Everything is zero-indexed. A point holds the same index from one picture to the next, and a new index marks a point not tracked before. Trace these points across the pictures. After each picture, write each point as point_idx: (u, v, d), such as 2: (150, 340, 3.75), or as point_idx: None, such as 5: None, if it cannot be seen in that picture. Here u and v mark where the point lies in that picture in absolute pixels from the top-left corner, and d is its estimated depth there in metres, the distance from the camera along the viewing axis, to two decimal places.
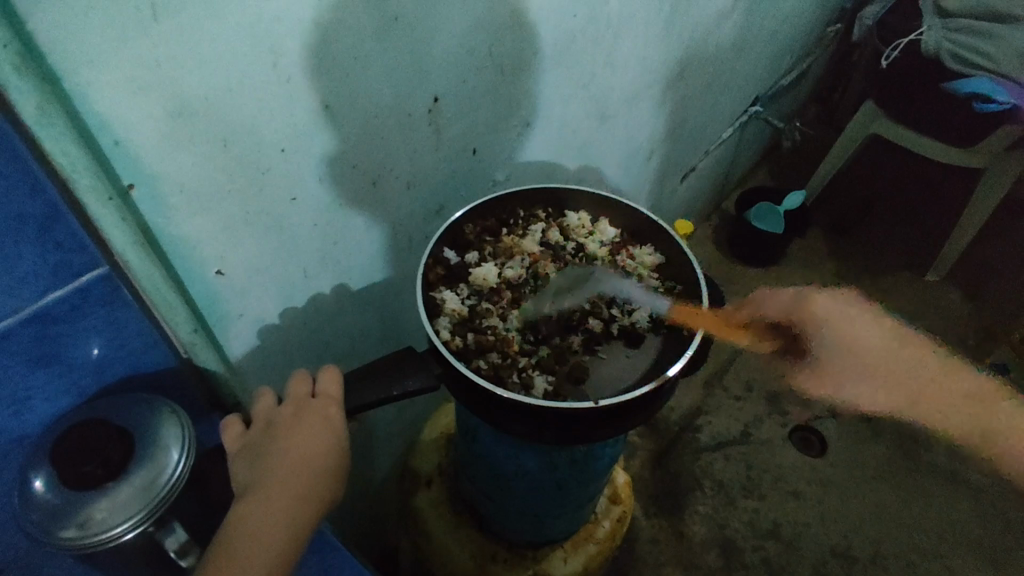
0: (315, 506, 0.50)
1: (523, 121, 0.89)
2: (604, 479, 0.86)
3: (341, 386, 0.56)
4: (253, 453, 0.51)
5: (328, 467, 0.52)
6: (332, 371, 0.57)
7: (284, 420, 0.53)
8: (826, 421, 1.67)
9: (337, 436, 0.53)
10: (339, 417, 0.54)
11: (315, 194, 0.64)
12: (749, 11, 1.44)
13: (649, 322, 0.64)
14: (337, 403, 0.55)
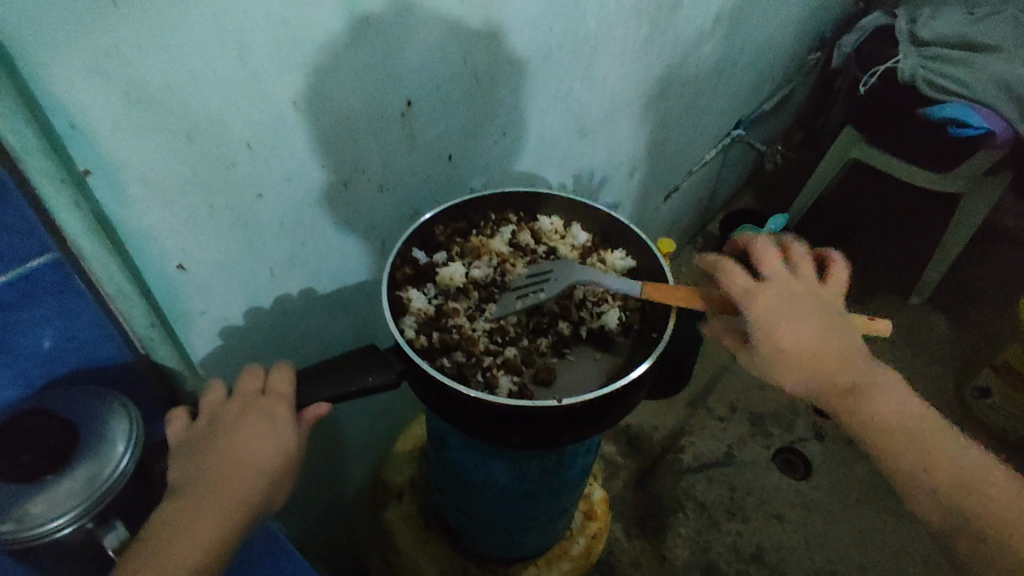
0: (250, 509, 0.47)
1: (500, 130, 0.90)
2: (578, 491, 0.85)
3: (292, 384, 0.55)
4: (197, 451, 0.49)
5: (270, 468, 0.50)
6: (285, 369, 0.55)
7: (234, 417, 0.52)
8: (809, 442, 1.66)
9: (285, 437, 0.51)
10: (289, 416, 0.52)
11: (283, 193, 0.64)
12: (729, 35, 1.47)
13: (618, 325, 0.63)
14: (286, 401, 0.53)
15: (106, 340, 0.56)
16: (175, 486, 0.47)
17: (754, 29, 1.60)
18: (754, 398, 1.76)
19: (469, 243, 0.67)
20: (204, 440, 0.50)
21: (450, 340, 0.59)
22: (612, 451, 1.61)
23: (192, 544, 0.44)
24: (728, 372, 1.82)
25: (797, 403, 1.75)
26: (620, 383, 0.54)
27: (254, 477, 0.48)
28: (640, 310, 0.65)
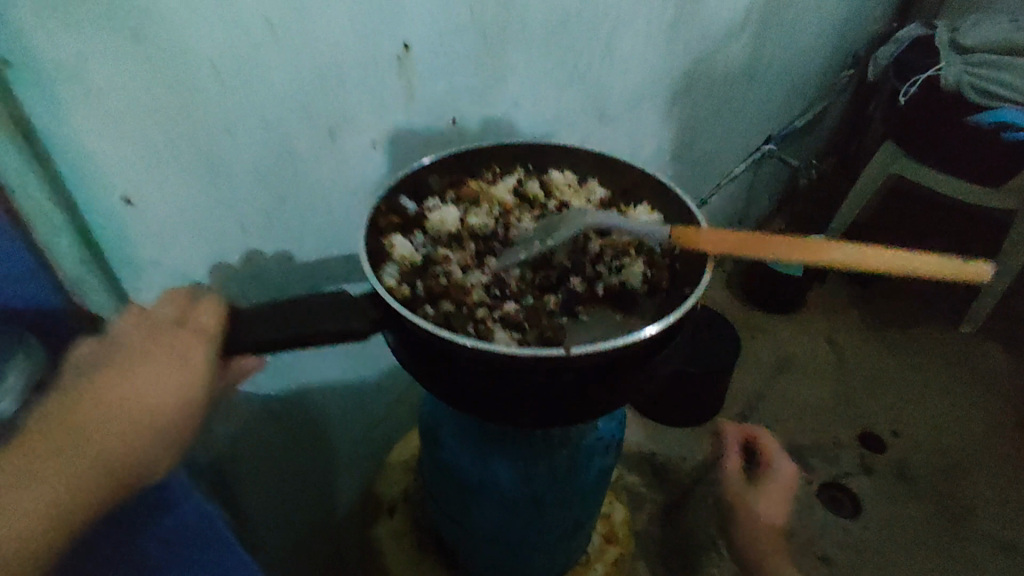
0: (114, 468, 0.38)
1: (511, 101, 0.81)
2: (595, 505, 0.73)
3: (220, 320, 0.43)
4: (87, 390, 0.38)
5: (159, 418, 0.39)
6: (216, 300, 0.44)
7: (131, 345, 0.40)
8: (855, 478, 1.49)
9: (193, 382, 0.40)
10: (205, 358, 0.41)
11: (260, 136, 0.55)
12: (761, 35, 1.39)
13: (643, 283, 0.53)
14: (203, 340, 0.41)
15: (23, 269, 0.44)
16: (63, 428, 0.37)
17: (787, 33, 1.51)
18: (794, 428, 1.59)
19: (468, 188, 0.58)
20: (87, 374, 0.39)
21: (439, 289, 0.50)
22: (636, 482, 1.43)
23: (21, 508, 0.35)
24: (765, 400, 1.65)
25: (840, 435, 1.58)
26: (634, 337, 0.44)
27: (128, 425, 0.38)
28: (668, 267, 0.55)
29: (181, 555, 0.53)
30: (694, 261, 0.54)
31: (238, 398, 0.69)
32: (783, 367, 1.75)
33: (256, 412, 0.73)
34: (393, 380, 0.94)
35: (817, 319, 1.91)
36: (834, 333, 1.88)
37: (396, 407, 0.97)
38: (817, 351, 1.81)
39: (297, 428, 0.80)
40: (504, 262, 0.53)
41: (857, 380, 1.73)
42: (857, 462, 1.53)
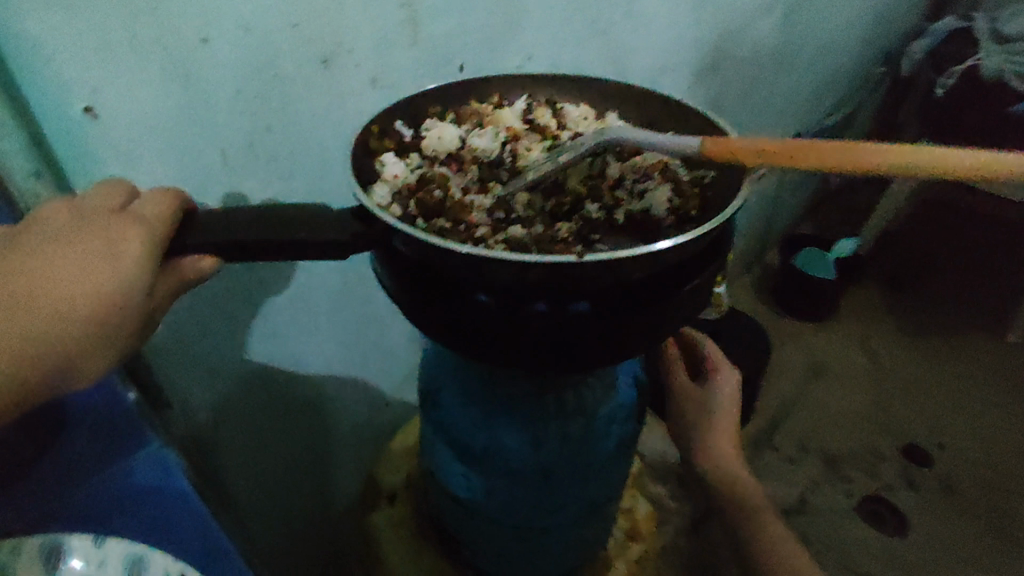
0: (16, 379, 0.28)
1: (525, 53, 0.74)
2: (613, 485, 0.66)
3: (174, 215, 0.35)
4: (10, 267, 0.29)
5: (78, 321, 0.30)
6: (170, 193, 0.35)
7: (58, 228, 0.32)
8: (900, 491, 1.32)
9: (127, 279, 0.31)
10: (148, 253, 0.32)
11: (242, 46, 0.49)
12: (789, 16, 1.33)
13: (669, 210, 0.46)
14: (147, 231, 0.33)
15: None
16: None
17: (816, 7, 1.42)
18: (827, 437, 1.41)
19: (473, 108, 0.53)
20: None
21: (432, 209, 0.44)
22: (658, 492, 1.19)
23: None
24: (797, 407, 1.48)
25: (879, 444, 1.41)
26: (653, 246, 0.38)
27: (35, 325, 0.29)
28: (698, 196, 0.48)
29: (125, 508, 0.39)
30: (730, 189, 0.47)
31: (225, 361, 0.63)
32: (816, 373, 1.56)
33: (244, 381, 0.66)
34: (398, 361, 0.87)
35: (853, 322, 1.72)
36: (868, 336, 1.68)
37: (401, 392, 0.91)
38: (850, 355, 1.62)
39: (291, 403, 0.74)
40: (510, 187, 0.47)
41: (893, 392, 1.53)
42: (901, 473, 1.36)
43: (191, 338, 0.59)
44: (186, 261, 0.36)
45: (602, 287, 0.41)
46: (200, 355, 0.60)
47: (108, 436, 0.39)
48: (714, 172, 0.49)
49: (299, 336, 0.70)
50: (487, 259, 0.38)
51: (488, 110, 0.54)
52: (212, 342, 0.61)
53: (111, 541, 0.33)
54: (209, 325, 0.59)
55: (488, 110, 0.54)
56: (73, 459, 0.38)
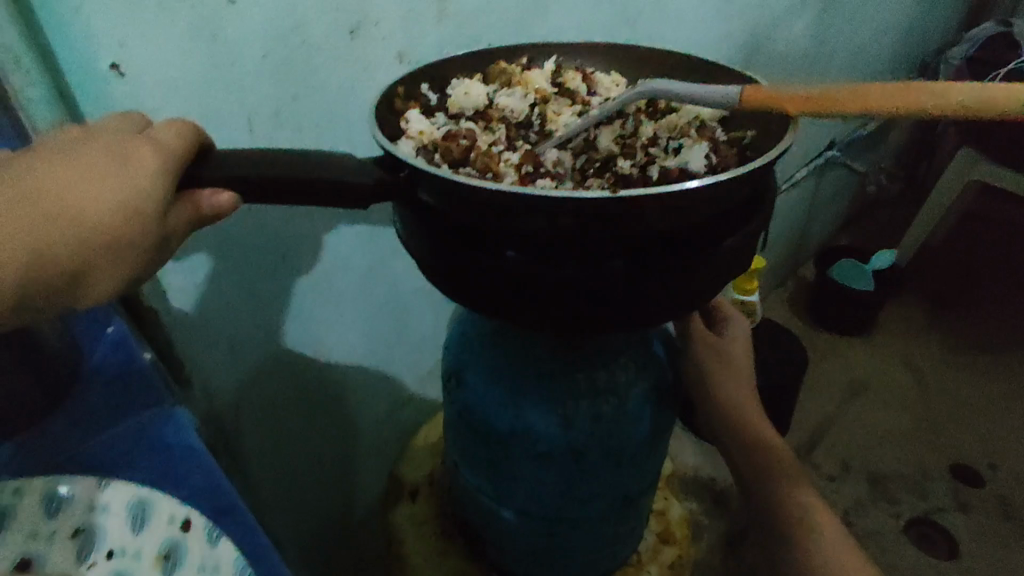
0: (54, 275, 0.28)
1: (555, 36, 0.71)
2: (646, 476, 0.63)
3: (190, 145, 0.34)
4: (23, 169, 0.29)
5: (86, 224, 0.29)
6: (189, 127, 0.35)
7: (70, 144, 0.31)
8: (952, 514, 1.23)
9: (138, 191, 0.30)
10: (160, 171, 0.32)
11: (269, 8, 0.49)
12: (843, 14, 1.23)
13: (706, 165, 0.44)
14: (160, 151, 0.32)
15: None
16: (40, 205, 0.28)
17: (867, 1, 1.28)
18: (872, 455, 1.33)
19: (502, 68, 0.53)
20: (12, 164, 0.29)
21: (457, 158, 0.44)
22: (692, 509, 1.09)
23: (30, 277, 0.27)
24: (839, 423, 1.40)
25: (927, 464, 1.32)
26: (689, 185, 0.34)
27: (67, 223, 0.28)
28: (737, 154, 0.46)
29: (132, 460, 0.35)
30: (771, 145, 0.44)
31: (247, 342, 0.62)
32: (857, 389, 1.48)
33: (266, 365, 0.65)
34: (423, 355, 0.84)
35: (894, 336, 1.63)
36: (912, 352, 1.58)
37: (425, 388, 0.88)
38: (892, 370, 1.53)
39: (313, 393, 0.72)
40: (539, 147, 0.46)
41: (942, 406, 1.44)
42: (953, 494, 1.26)
43: (216, 320, 0.58)
44: (202, 194, 0.34)
45: (641, 236, 0.37)
46: (222, 335, 0.59)
47: (117, 390, 0.38)
48: (755, 130, 0.47)
49: (322, 321, 0.68)
50: (510, 201, 0.35)
51: (516, 73, 0.54)
52: (232, 323, 0.59)
53: (117, 485, 0.30)
54: (229, 302, 0.58)
55: (517, 71, 0.53)
56: (83, 412, 0.37)
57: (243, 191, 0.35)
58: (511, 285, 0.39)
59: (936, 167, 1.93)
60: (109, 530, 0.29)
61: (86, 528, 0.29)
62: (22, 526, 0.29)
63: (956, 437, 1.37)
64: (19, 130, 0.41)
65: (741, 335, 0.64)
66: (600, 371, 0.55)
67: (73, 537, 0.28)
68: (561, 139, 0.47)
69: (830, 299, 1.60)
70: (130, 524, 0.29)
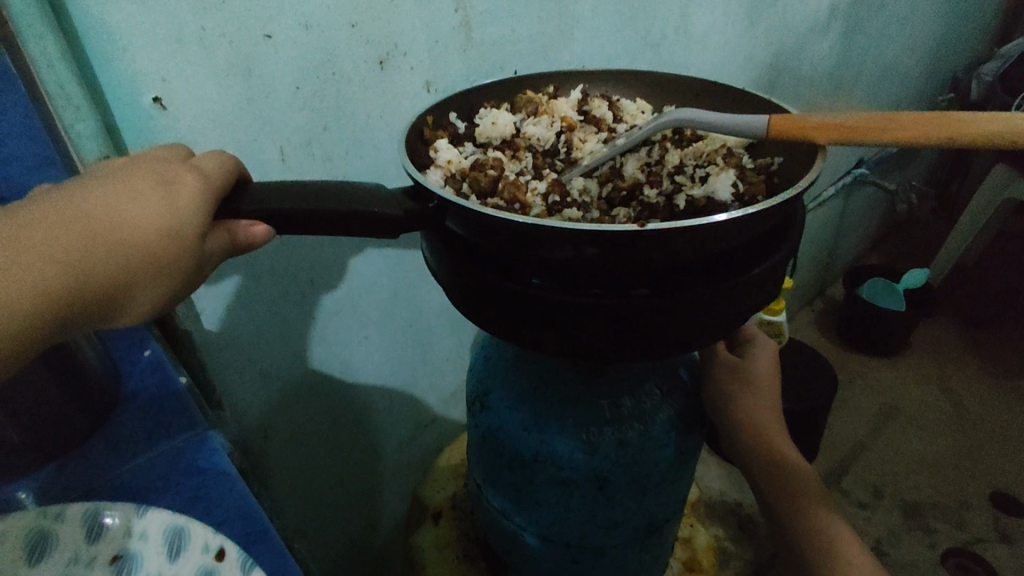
0: (102, 289, 0.29)
1: (578, 62, 0.72)
2: (672, 503, 0.62)
3: (229, 174, 0.35)
4: (72, 190, 0.29)
5: (132, 243, 0.29)
6: (228, 157, 0.36)
7: (113, 170, 0.32)
8: (992, 546, 1.18)
9: (181, 214, 0.31)
10: (202, 197, 0.33)
11: (304, 44, 0.51)
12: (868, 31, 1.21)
13: (733, 195, 0.44)
14: (202, 178, 0.33)
15: (22, 135, 0.41)
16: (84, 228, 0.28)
17: (894, 19, 1.26)
18: (907, 482, 1.29)
19: (528, 97, 0.54)
20: (61, 187, 0.30)
21: (485, 189, 0.45)
22: (718, 535, 1.08)
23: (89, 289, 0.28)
24: (869, 448, 1.36)
25: (965, 492, 1.28)
26: (718, 218, 0.34)
27: (115, 241, 0.29)
28: (764, 183, 0.45)
29: (169, 483, 0.36)
30: (799, 174, 0.44)
31: (276, 365, 0.63)
32: (889, 414, 1.44)
33: (294, 385, 0.66)
34: (447, 376, 0.84)
35: (927, 359, 1.58)
36: (948, 376, 1.54)
37: (449, 409, 0.88)
38: (927, 395, 1.49)
39: (339, 415, 0.73)
40: (565, 176, 0.47)
41: (980, 432, 1.39)
42: (993, 525, 1.22)
43: (246, 344, 0.59)
44: (238, 226, 0.35)
45: (666, 265, 0.37)
46: (252, 359, 0.60)
47: (155, 414, 0.40)
48: (782, 157, 0.47)
49: (349, 342, 0.69)
50: (538, 233, 0.35)
51: (543, 101, 0.55)
52: (262, 346, 0.60)
53: (154, 511, 0.30)
54: (259, 326, 0.59)
55: (544, 100, 0.54)
56: (121, 436, 0.38)
57: (277, 223, 0.36)
58: (538, 314, 0.40)
59: (968, 185, 1.89)
60: (145, 557, 0.29)
61: (124, 554, 0.30)
62: (65, 547, 0.30)
63: (995, 465, 1.33)
64: (67, 160, 0.43)
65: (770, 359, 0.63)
66: (625, 396, 0.55)
67: (112, 562, 0.29)
68: (586, 168, 0.48)
69: (859, 321, 1.57)
70: (166, 551, 0.29)
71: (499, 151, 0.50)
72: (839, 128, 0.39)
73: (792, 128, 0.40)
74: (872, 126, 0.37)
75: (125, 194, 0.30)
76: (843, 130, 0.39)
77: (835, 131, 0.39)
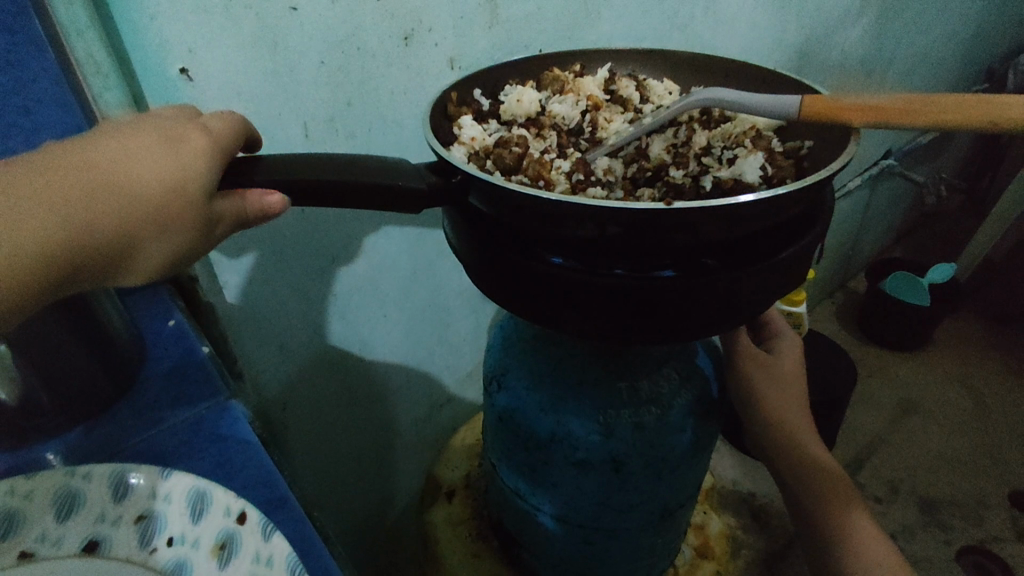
0: (115, 221, 0.29)
1: (603, 42, 0.71)
2: (687, 488, 0.62)
3: (236, 135, 0.36)
4: (81, 141, 0.30)
5: (135, 194, 0.30)
6: (237, 119, 0.37)
7: (117, 126, 0.32)
8: (1009, 545, 1.16)
9: (188, 168, 0.31)
10: (209, 154, 0.33)
11: (330, 15, 0.50)
12: (904, 14, 1.17)
13: (761, 177, 0.43)
14: (209, 135, 0.34)
15: (53, 103, 0.42)
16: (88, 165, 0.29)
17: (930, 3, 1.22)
18: (922, 479, 1.27)
19: (554, 76, 0.53)
20: (73, 140, 0.31)
21: (509, 165, 0.44)
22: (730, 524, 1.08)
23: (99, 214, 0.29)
24: (885, 443, 1.34)
25: (983, 490, 1.26)
26: (743, 199, 0.34)
27: (121, 186, 0.29)
28: (793, 166, 0.45)
29: (191, 450, 0.36)
30: (830, 158, 0.43)
31: (295, 339, 0.63)
32: (908, 409, 1.42)
33: (314, 361, 0.66)
34: (464, 356, 0.84)
35: (950, 356, 1.55)
36: (971, 373, 1.51)
37: (464, 389, 0.88)
38: (947, 391, 1.46)
39: (356, 391, 0.73)
40: (589, 155, 0.46)
41: (1001, 431, 1.37)
42: (1010, 524, 1.20)
43: (266, 316, 0.59)
44: (253, 190, 0.34)
45: (691, 245, 0.37)
46: (272, 332, 0.61)
47: (179, 382, 0.40)
48: (813, 140, 0.46)
49: (368, 318, 0.69)
50: (561, 210, 0.35)
51: (568, 78, 0.54)
52: (283, 318, 0.61)
53: (178, 475, 0.31)
54: (278, 299, 0.59)
55: (569, 78, 0.54)
56: (145, 402, 0.39)
57: (293, 193, 0.35)
58: (559, 293, 0.39)
59: (999, 179, 1.83)
60: (169, 518, 0.30)
61: (148, 514, 0.30)
62: (91, 507, 0.30)
63: (1015, 464, 1.30)
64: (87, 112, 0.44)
65: (790, 350, 0.62)
66: (643, 380, 0.55)
67: (137, 523, 0.30)
68: (612, 147, 0.47)
69: (880, 313, 1.54)
70: (189, 513, 0.30)
71: (523, 129, 0.49)
72: (866, 109, 0.38)
73: (826, 108, 0.39)
74: (901, 110, 0.36)
75: (130, 150, 0.31)
76: (870, 112, 0.38)
77: (863, 113, 0.38)
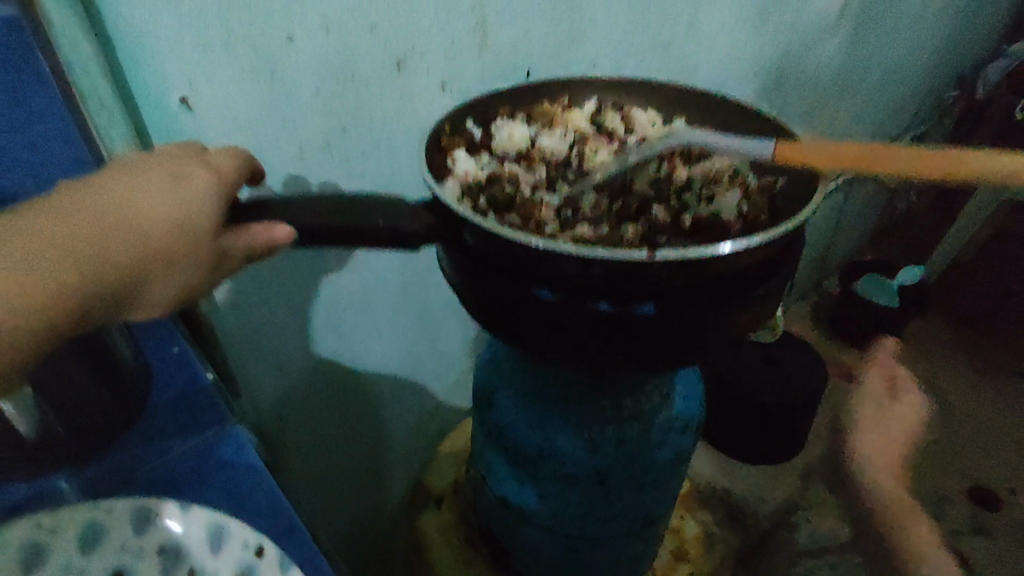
0: (126, 259, 0.30)
1: (588, 63, 0.73)
2: (667, 497, 0.65)
3: (239, 171, 0.38)
4: (91, 182, 0.32)
5: (141, 230, 0.31)
6: (242, 155, 0.39)
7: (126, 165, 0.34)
8: (969, 539, 1.22)
9: (191, 206, 0.33)
10: (212, 191, 0.35)
11: (327, 44, 0.52)
12: (878, 27, 1.20)
13: (737, 215, 0.46)
14: (212, 173, 0.36)
15: (59, 140, 0.41)
16: (93, 205, 0.30)
17: (903, 16, 1.25)
18: (889, 474, 1.32)
19: (544, 110, 0.56)
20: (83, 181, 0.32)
21: (501, 200, 0.46)
22: None
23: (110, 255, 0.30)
24: None
25: (945, 487, 1.32)
26: (718, 249, 0.37)
27: (130, 225, 0.31)
28: (767, 203, 0.48)
29: (202, 477, 0.39)
30: (801, 198, 0.46)
31: (289, 355, 0.65)
32: None
33: (309, 376, 0.68)
34: (451, 365, 0.87)
35: (917, 356, 1.61)
36: (936, 373, 1.57)
37: (452, 396, 0.90)
38: (914, 391, 1.52)
39: (348, 402, 0.75)
40: (576, 189, 0.49)
41: (963, 430, 1.43)
42: (970, 519, 1.26)
43: (263, 333, 0.61)
44: (260, 227, 0.36)
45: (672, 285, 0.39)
46: (267, 349, 0.62)
47: (185, 409, 0.42)
48: (786, 179, 0.49)
49: (360, 332, 0.71)
50: (552, 252, 0.37)
51: (557, 110, 0.57)
52: (278, 335, 0.62)
53: (196, 509, 0.32)
54: (274, 320, 0.61)
55: (558, 112, 0.56)
56: (154, 429, 0.41)
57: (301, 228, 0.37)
58: (549, 324, 0.42)
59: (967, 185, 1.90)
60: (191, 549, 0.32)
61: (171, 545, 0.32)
62: (115, 537, 0.32)
63: (976, 461, 1.37)
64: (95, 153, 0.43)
65: None
66: (626, 397, 0.58)
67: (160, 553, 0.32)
68: (597, 181, 0.50)
69: (852, 314, 1.59)
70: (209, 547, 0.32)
71: (514, 162, 0.52)
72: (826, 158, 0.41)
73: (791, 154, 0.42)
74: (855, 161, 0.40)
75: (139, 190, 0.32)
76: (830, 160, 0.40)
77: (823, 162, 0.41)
